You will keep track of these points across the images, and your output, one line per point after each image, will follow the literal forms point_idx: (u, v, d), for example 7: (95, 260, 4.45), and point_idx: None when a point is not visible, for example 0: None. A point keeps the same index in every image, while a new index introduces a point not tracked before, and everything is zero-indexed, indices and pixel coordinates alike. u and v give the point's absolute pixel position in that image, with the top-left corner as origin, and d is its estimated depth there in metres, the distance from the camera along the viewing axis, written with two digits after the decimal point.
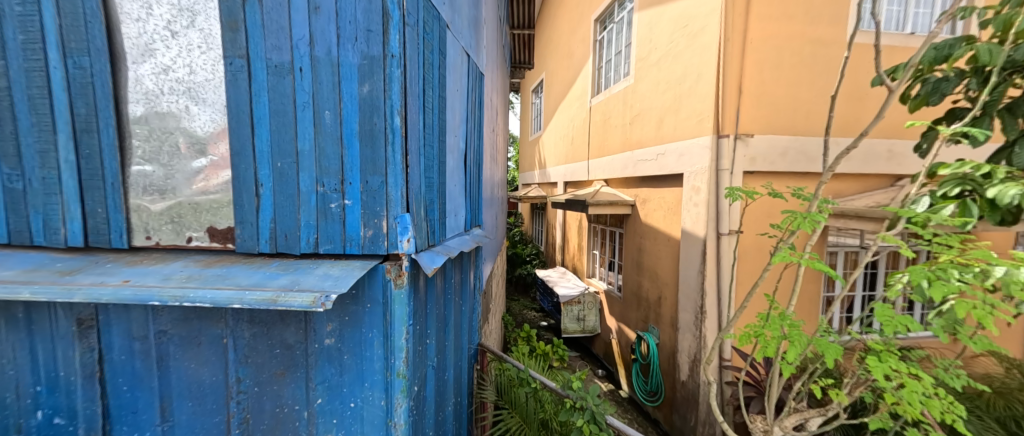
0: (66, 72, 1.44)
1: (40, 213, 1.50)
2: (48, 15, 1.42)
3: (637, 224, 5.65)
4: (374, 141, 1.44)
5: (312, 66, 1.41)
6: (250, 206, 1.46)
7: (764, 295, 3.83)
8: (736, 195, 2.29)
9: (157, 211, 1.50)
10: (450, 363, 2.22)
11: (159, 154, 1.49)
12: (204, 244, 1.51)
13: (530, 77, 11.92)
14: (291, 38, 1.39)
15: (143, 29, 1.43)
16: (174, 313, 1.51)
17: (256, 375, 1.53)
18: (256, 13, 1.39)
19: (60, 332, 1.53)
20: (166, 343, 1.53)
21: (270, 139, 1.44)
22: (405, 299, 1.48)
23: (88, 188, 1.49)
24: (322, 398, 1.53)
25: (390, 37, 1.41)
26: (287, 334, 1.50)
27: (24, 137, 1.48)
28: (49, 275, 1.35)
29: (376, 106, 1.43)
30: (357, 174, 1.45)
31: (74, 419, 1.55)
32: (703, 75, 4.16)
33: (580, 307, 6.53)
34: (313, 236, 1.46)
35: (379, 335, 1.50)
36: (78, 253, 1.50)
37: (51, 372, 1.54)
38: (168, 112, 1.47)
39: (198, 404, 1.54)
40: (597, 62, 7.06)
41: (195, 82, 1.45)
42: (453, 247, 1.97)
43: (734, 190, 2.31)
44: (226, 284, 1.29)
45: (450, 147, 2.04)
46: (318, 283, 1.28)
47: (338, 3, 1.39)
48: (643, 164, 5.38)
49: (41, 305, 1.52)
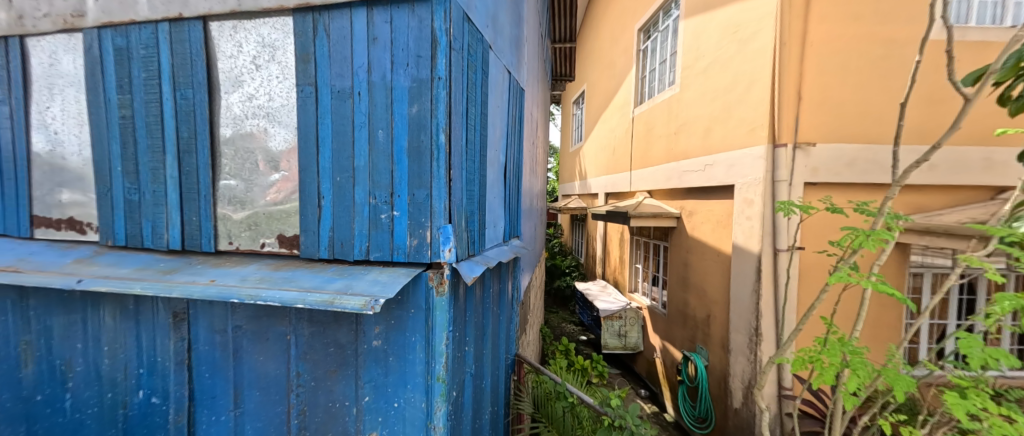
0: (174, 102, 1.76)
1: (150, 221, 1.83)
2: (165, 57, 1.76)
3: (683, 238, 5.40)
4: (421, 157, 1.53)
5: (369, 91, 1.55)
6: (313, 216, 1.63)
7: (821, 318, 3.53)
8: (789, 210, 2.21)
9: (238, 219, 1.74)
10: (488, 372, 2.25)
11: (241, 171, 1.73)
12: (274, 250, 1.70)
13: (571, 89, 11.97)
14: (352, 66, 1.55)
15: (235, 64, 1.70)
16: (248, 311, 1.72)
17: (313, 371, 1.67)
18: (324, 46, 1.57)
19: (160, 323, 1.82)
20: (240, 337, 1.73)
21: (331, 156, 1.60)
22: (446, 306, 1.54)
23: (186, 200, 1.78)
24: (369, 397, 1.64)
25: (438, 61, 1.50)
26: (340, 334, 1.64)
27: (141, 158, 1.83)
28: (153, 273, 1.61)
29: (423, 125, 1.52)
30: (405, 187, 1.55)
31: (167, 399, 1.84)
32: (755, 81, 3.96)
33: (622, 322, 6.35)
34: (365, 244, 1.59)
35: (422, 339, 1.58)
36: (177, 255, 1.79)
37: (152, 357, 1.85)
38: (249, 133, 1.71)
39: (264, 394, 1.72)
40: (639, 72, 6.96)
41: (273, 108, 1.68)
42: (492, 257, 2.02)
43: (787, 205, 2.23)
44: (291, 286, 1.45)
45: (491, 162, 2.12)
46: (367, 288, 1.39)
47: (393, 33, 1.52)
48: (689, 175, 5.16)
49: (148, 300, 1.83)
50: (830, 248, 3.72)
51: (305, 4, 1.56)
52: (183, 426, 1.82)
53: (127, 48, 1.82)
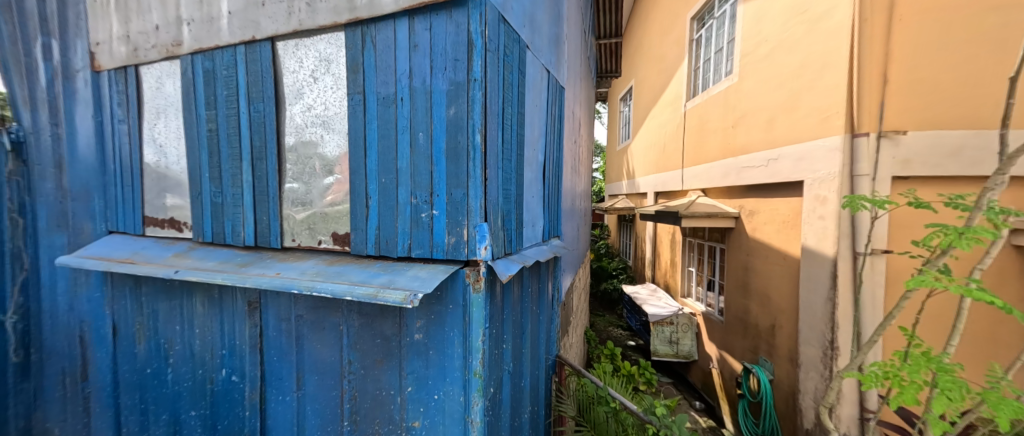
0: (249, 115, 1.99)
1: (230, 220, 2.09)
2: (242, 76, 2.00)
3: (742, 239, 4.99)
4: (458, 158, 1.57)
5: (411, 96, 1.63)
6: (361, 215, 1.75)
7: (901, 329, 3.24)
8: (856, 204, 2.08)
9: (299, 219, 1.92)
10: (527, 371, 2.26)
11: (302, 175, 1.91)
12: (330, 246, 1.86)
13: (618, 86, 11.60)
14: (395, 73, 1.64)
15: (296, 78, 1.88)
16: (307, 302, 1.89)
17: (362, 359, 1.79)
18: (371, 56, 1.69)
19: (238, 311, 2.09)
20: (301, 325, 1.92)
21: (378, 159, 1.71)
22: (482, 303, 1.55)
23: (258, 201, 2.00)
24: (412, 387, 1.71)
25: (474, 63, 1.53)
26: (385, 326, 1.74)
27: (224, 165, 2.10)
28: (232, 266, 1.85)
29: (460, 126, 1.56)
30: (444, 187, 1.61)
31: (244, 378, 2.10)
32: (828, 65, 3.56)
33: (673, 329, 6.05)
34: (407, 241, 1.67)
35: (460, 334, 1.61)
36: (251, 250, 2.03)
37: (232, 340, 2.12)
38: (308, 141, 1.88)
39: (321, 378, 1.88)
40: (692, 63, 6.56)
41: (328, 116, 1.83)
42: (530, 256, 2.01)
43: (855, 199, 2.10)
44: (342, 280, 1.57)
45: (529, 161, 2.11)
46: (408, 283, 1.46)
47: (433, 39, 1.58)
48: (749, 172, 4.75)
49: (230, 290, 2.10)
50: (914, 248, 3.26)
51: (355, 19, 1.68)
52: (256, 403, 2.06)
53: (214, 70, 2.10)
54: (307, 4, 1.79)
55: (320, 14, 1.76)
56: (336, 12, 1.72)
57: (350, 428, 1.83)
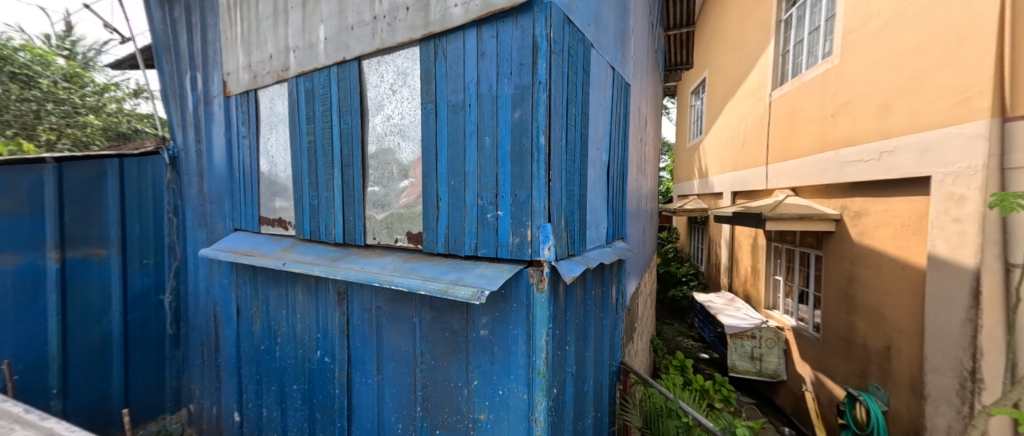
0: (340, 127, 2.26)
1: (325, 220, 2.38)
2: (335, 93, 2.27)
3: (845, 245, 4.32)
4: (522, 159, 1.57)
5: (478, 102, 1.70)
6: (433, 215, 1.88)
7: None
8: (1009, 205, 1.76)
9: (380, 219, 2.12)
10: (590, 376, 2.21)
11: (382, 179, 2.10)
12: (405, 244, 2.02)
13: (688, 78, 10.82)
14: (464, 82, 1.73)
15: (378, 92, 2.08)
16: (387, 295, 2.09)
17: (433, 351, 1.92)
18: (442, 67, 1.80)
19: (329, 299, 2.38)
20: (381, 315, 2.13)
21: (448, 163, 1.82)
22: (546, 303, 1.54)
23: (346, 203, 2.26)
24: (478, 381, 1.76)
25: (539, 66, 1.51)
26: (454, 321, 1.84)
27: (320, 172, 2.40)
28: (326, 261, 2.13)
29: (524, 128, 1.56)
30: (508, 188, 1.63)
31: (334, 360, 2.39)
32: (967, 35, 2.93)
33: (755, 343, 5.42)
34: (474, 241, 1.74)
35: (523, 333, 1.62)
36: (340, 247, 2.29)
37: (325, 325, 2.43)
38: (388, 148, 2.07)
39: (398, 365, 2.07)
40: (779, 47, 5.87)
41: (405, 125, 2.00)
42: (594, 258, 1.96)
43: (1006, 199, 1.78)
44: (416, 275, 1.70)
45: (593, 161, 2.07)
46: (475, 280, 1.53)
47: (499, 46, 1.62)
48: (854, 167, 4.11)
49: (324, 282, 2.40)
50: None
51: (428, 34, 1.81)
52: (344, 382, 2.33)
53: (313, 90, 2.42)
54: (388, 24, 1.98)
55: (399, 32, 1.93)
56: (413, 28, 1.86)
57: (421, 414, 1.97)
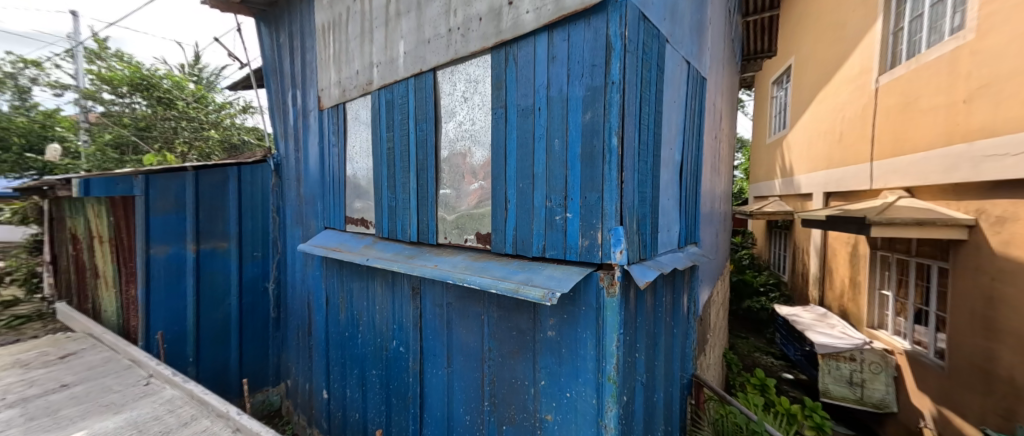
0: (417, 134, 2.43)
1: (401, 220, 2.58)
2: (413, 103, 2.46)
3: (981, 257, 3.59)
4: (593, 161, 1.55)
5: (548, 105, 1.71)
6: (502, 217, 1.94)
7: None
8: None
9: (451, 219, 2.24)
10: (660, 387, 2.11)
11: (453, 181, 2.22)
12: (474, 244, 2.12)
13: (770, 68, 9.79)
14: (535, 86, 1.76)
15: (452, 100, 2.20)
16: (457, 292, 2.20)
17: (500, 348, 1.98)
18: (513, 73, 1.85)
19: (404, 294, 2.58)
20: (452, 311, 2.25)
21: (517, 166, 1.86)
22: (617, 308, 1.50)
23: (421, 204, 2.42)
24: (545, 381, 1.78)
25: (612, 66, 1.47)
26: (522, 321, 1.88)
27: (397, 175, 2.61)
28: (404, 258, 2.32)
29: (596, 130, 1.54)
30: (578, 190, 1.62)
31: (408, 350, 2.57)
32: None
33: (855, 368, 4.68)
34: (542, 242, 1.76)
35: (592, 336, 1.59)
36: (415, 245, 2.47)
37: (400, 317, 2.63)
38: (460, 153, 2.18)
39: (467, 359, 2.17)
40: (889, 25, 5.06)
41: (475, 130, 2.09)
42: (666, 263, 1.87)
43: None
44: (487, 274, 1.78)
45: (665, 161, 1.97)
46: (545, 281, 1.55)
47: (570, 48, 1.62)
48: (994, 162, 3.40)
49: (400, 277, 2.60)
50: None
51: (500, 41, 1.88)
52: (417, 372, 2.51)
53: (392, 100, 2.64)
54: (462, 34, 2.09)
55: (472, 41, 2.03)
56: (485, 37, 1.95)
57: (489, 408, 2.04)
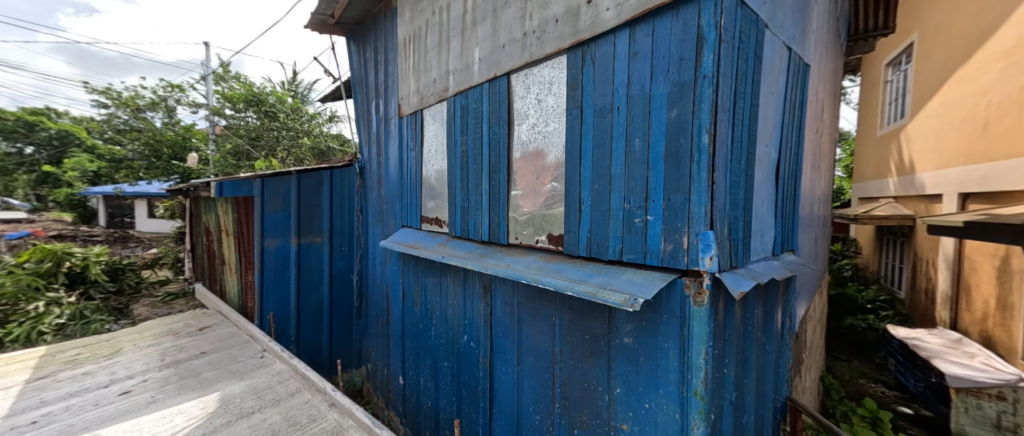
0: (490, 137, 2.51)
1: (473, 220, 2.69)
2: (486, 107, 2.54)
3: None
4: (680, 161, 1.47)
5: (628, 103, 1.65)
6: (575, 218, 1.92)
7: None
8: None
9: (523, 220, 2.27)
10: (750, 408, 1.92)
11: (525, 182, 2.25)
12: (546, 246, 2.13)
13: (882, 48, 8.39)
14: (613, 85, 1.71)
15: (525, 102, 2.24)
16: (528, 292, 2.23)
17: (572, 351, 1.96)
18: (590, 72, 1.82)
19: (475, 291, 2.68)
20: (522, 310, 2.28)
21: (592, 167, 1.83)
22: (706, 319, 1.39)
23: (492, 205, 2.49)
24: (621, 389, 1.72)
25: (704, 59, 1.37)
26: (595, 325, 1.84)
27: (470, 177, 2.72)
28: (477, 256, 2.41)
29: (683, 128, 1.45)
30: (661, 192, 1.54)
31: (479, 345, 2.67)
32: None
33: (1006, 408, 3.65)
34: (619, 245, 1.71)
35: (676, 347, 1.50)
36: (486, 245, 2.55)
37: (471, 314, 2.74)
38: (532, 154, 2.20)
39: (537, 359, 2.18)
40: None
41: (549, 132, 2.10)
42: (761, 272, 1.69)
43: None
44: (562, 276, 1.77)
45: (760, 160, 1.79)
46: (624, 286, 1.50)
47: (655, 43, 1.54)
48: None
49: (471, 275, 2.71)
50: None
51: (577, 42, 1.86)
52: (487, 367, 2.59)
53: (467, 105, 2.76)
54: (537, 37, 2.11)
55: (548, 43, 2.04)
56: (562, 39, 1.95)
57: (560, 410, 2.03)
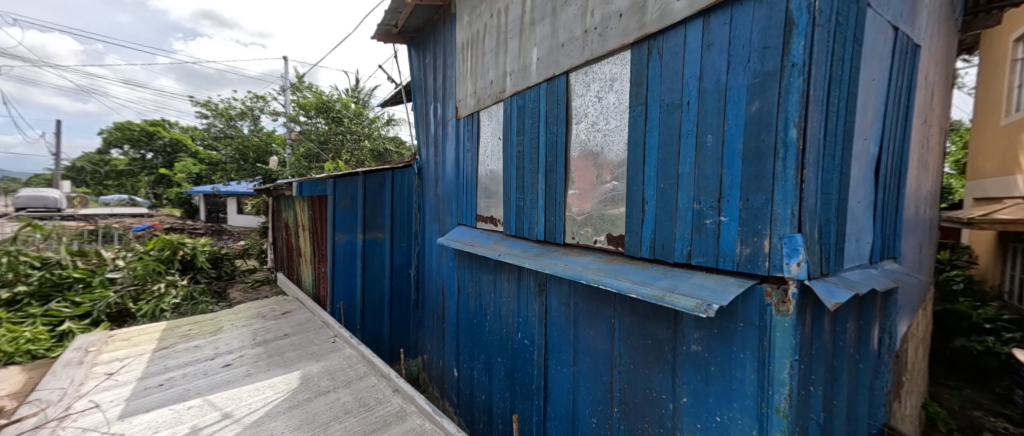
0: (547, 137, 2.51)
1: (529, 219, 2.71)
2: (544, 106, 2.54)
3: None
4: (761, 158, 1.36)
5: (699, 97, 1.56)
6: (637, 219, 1.86)
7: None
8: None
9: (580, 220, 2.24)
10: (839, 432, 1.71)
11: (583, 181, 2.22)
12: (605, 246, 2.08)
13: (1007, 21, 7.07)
14: (682, 79, 1.63)
15: (585, 100, 2.21)
16: (585, 293, 2.20)
17: (632, 356, 1.90)
18: (657, 67, 1.75)
19: (529, 289, 2.70)
20: (579, 311, 2.25)
21: (657, 166, 1.76)
22: (791, 330, 1.28)
23: (549, 204, 2.49)
24: (688, 398, 1.64)
25: (793, 46, 1.26)
26: (659, 330, 1.77)
27: (526, 176, 2.74)
28: (533, 255, 2.42)
29: (766, 122, 1.34)
30: (737, 192, 1.44)
31: (533, 343, 2.68)
32: None
33: None
34: (687, 248, 1.62)
35: (754, 359, 1.40)
36: (542, 244, 2.55)
37: (525, 312, 2.76)
38: (591, 153, 2.16)
39: (594, 361, 2.15)
40: None
41: (609, 130, 2.05)
42: (857, 282, 1.51)
43: None
44: (624, 278, 1.73)
45: (857, 155, 1.59)
46: (695, 291, 1.43)
47: (733, 31, 1.43)
48: None
49: (526, 273, 2.73)
50: None
51: (643, 36, 1.80)
52: (541, 366, 2.59)
53: (524, 106, 2.78)
54: (599, 34, 2.07)
55: (610, 39, 2.00)
56: (625, 34, 1.90)
57: (619, 415, 1.98)
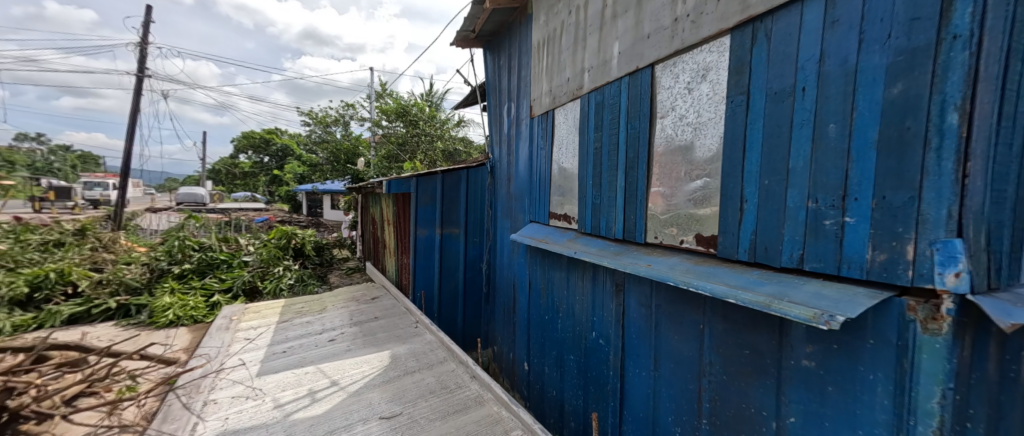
0: (628, 132, 2.43)
1: (606, 217, 2.65)
2: (625, 101, 2.46)
3: None
4: (904, 149, 1.16)
5: (819, 83, 1.39)
6: (735, 218, 1.72)
7: None
8: None
9: (665, 219, 2.13)
10: None
11: (669, 178, 2.11)
12: (693, 247, 1.96)
13: None
14: (797, 62, 1.46)
15: (673, 92, 2.09)
16: (669, 295, 2.09)
17: (725, 365, 1.76)
18: (764, 51, 1.59)
19: (605, 289, 2.64)
20: (661, 313, 2.15)
21: (760, 160, 1.61)
22: (944, 352, 1.08)
23: (629, 202, 2.41)
24: (796, 418, 1.48)
25: (955, 15, 1.05)
26: (759, 340, 1.62)
27: (603, 173, 2.68)
28: (611, 254, 2.37)
29: (912, 107, 1.14)
30: (868, 188, 1.25)
31: (609, 343, 2.62)
32: None
33: None
34: (798, 251, 1.46)
35: (888, 382, 1.21)
36: (620, 243, 2.48)
37: (600, 312, 2.71)
38: (679, 148, 2.04)
39: (679, 367, 2.04)
40: None
41: (701, 122, 1.92)
42: None
43: None
44: (720, 281, 1.61)
45: None
46: (812, 299, 1.28)
47: (868, 4, 1.24)
48: None
49: (602, 272, 2.67)
50: None
51: (746, 19, 1.65)
52: (617, 367, 2.53)
53: (603, 101, 2.72)
54: (692, 21, 1.94)
55: (705, 26, 1.86)
56: (724, 18, 1.75)
57: (708, 427, 1.85)
